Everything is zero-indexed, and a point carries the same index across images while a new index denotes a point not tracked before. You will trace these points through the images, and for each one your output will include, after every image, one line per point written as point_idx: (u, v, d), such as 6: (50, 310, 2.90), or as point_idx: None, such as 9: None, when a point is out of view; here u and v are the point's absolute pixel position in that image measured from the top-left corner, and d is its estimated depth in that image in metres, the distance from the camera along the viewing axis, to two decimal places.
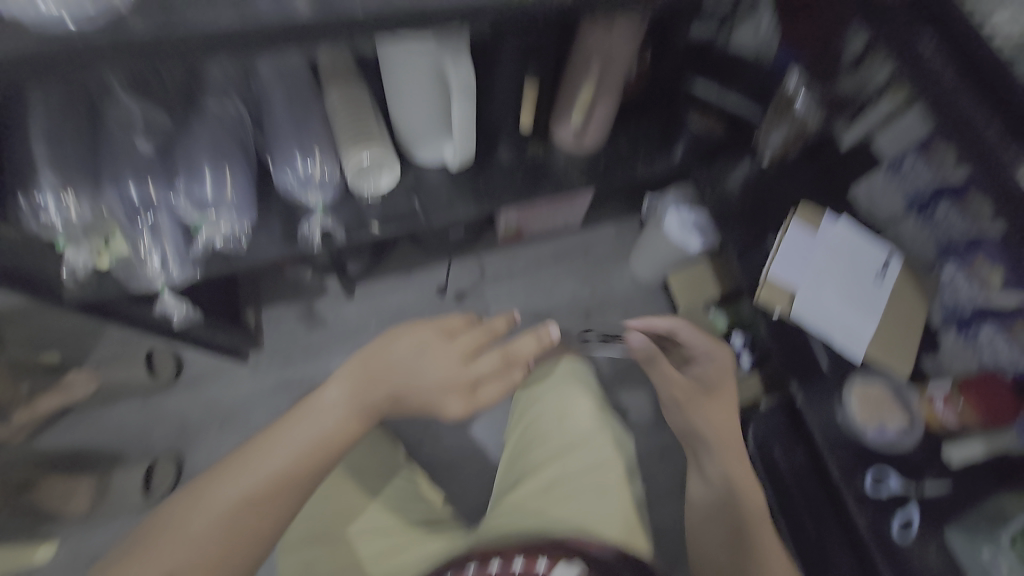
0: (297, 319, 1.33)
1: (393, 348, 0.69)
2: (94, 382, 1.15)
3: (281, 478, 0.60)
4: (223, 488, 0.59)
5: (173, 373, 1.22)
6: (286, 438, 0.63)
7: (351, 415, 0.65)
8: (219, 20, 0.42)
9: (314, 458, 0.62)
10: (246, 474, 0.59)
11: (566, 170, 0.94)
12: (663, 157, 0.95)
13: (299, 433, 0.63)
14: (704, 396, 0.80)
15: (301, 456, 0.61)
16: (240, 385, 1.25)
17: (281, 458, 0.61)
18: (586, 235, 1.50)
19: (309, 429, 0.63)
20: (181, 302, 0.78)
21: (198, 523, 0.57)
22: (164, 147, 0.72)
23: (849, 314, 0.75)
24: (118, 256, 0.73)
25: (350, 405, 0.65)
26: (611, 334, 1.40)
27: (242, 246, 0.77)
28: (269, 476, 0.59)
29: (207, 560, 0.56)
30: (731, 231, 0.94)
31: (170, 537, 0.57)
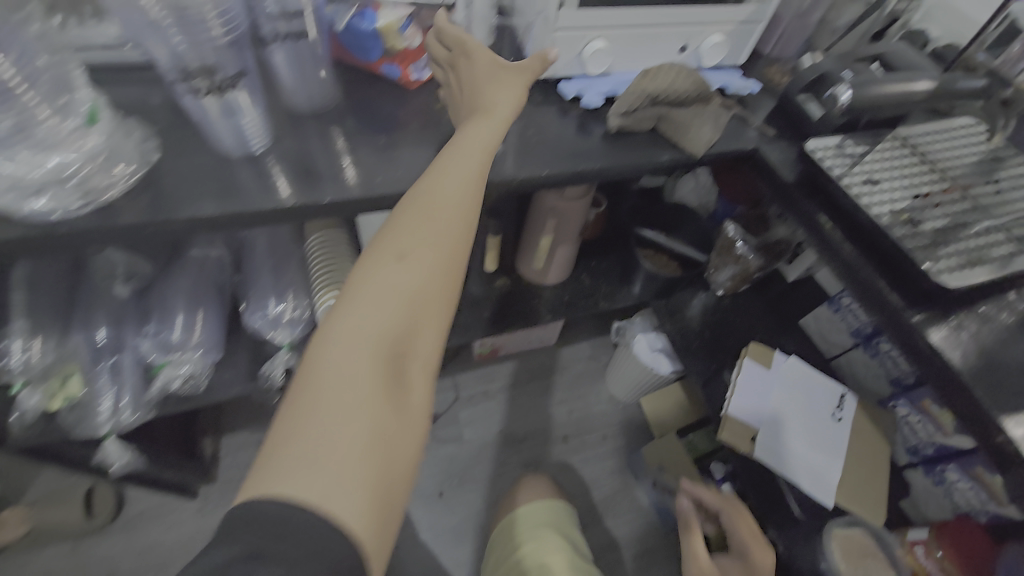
0: (259, 445, 1.26)
1: (510, 108, 0.54)
2: (19, 524, 1.04)
3: (438, 253, 0.44)
4: (389, 251, 0.43)
5: (111, 513, 1.11)
6: (365, 275, 0.42)
7: (483, 112, 0.53)
8: (200, 211, 0.49)
9: (422, 323, 0.41)
10: (390, 256, 0.42)
11: (532, 303, 0.99)
12: (623, 291, 1.03)
13: (437, 216, 0.45)
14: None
15: (443, 256, 0.44)
16: (183, 524, 1.13)
17: (431, 256, 0.43)
18: (561, 354, 1.52)
19: (445, 214, 0.45)
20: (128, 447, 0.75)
21: (364, 307, 0.40)
22: (142, 290, 0.78)
23: (816, 453, 0.73)
24: (72, 397, 0.69)
25: (438, 209, 0.46)
26: (588, 459, 1.35)
27: (201, 387, 0.76)
28: (429, 238, 0.44)
29: (390, 328, 0.40)
30: (693, 360, 0.97)
31: (318, 389, 0.36)
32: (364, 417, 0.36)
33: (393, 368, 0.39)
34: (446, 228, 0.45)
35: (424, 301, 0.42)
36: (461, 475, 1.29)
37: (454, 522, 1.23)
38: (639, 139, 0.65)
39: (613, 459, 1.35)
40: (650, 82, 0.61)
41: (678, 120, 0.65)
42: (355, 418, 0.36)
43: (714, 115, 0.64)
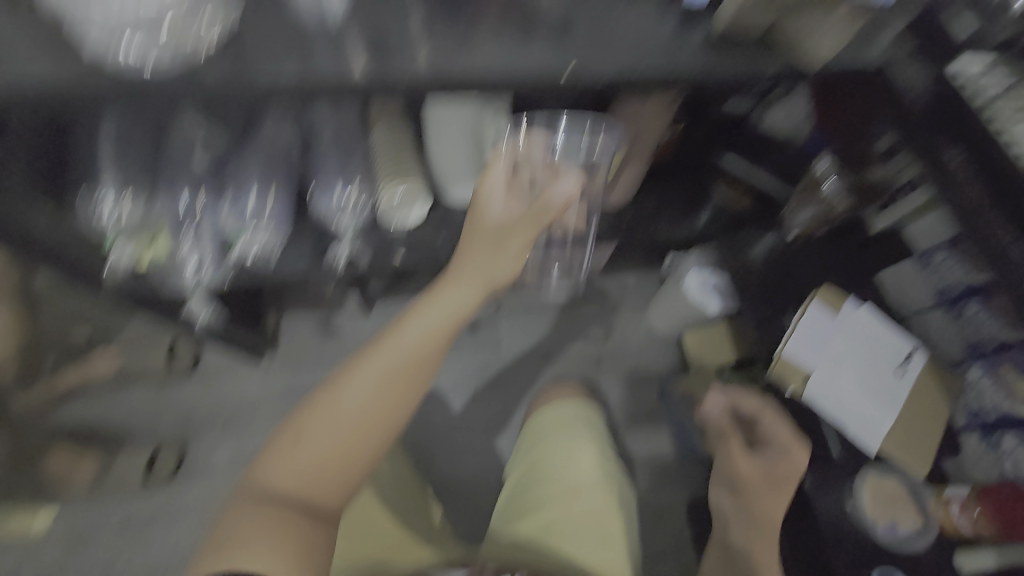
0: (313, 328, 1.36)
1: (524, 230, 0.67)
2: (115, 364, 1.20)
3: (399, 371, 0.64)
4: (367, 366, 0.65)
5: (190, 365, 1.25)
6: (377, 352, 0.65)
7: (462, 269, 0.68)
8: (281, 77, 0.47)
9: (410, 381, 0.65)
10: (377, 351, 0.66)
11: (590, 223, 0.96)
12: (687, 221, 0.98)
13: (433, 312, 0.66)
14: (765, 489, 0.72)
15: (416, 356, 0.65)
16: (249, 384, 1.28)
17: (419, 360, 0.65)
18: (606, 281, 1.51)
19: (420, 331, 0.66)
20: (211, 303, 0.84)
21: (358, 382, 0.64)
22: (218, 160, 0.77)
23: (865, 404, 0.73)
24: (159, 254, 0.77)
25: (439, 303, 0.67)
26: (619, 384, 1.39)
27: (275, 258, 0.83)
28: (401, 346, 0.65)
29: (365, 420, 0.64)
30: (752, 300, 0.94)
31: (287, 436, 0.65)
32: (350, 447, 0.64)
33: (363, 411, 0.64)
34: (452, 301, 0.66)
35: (391, 405, 0.65)
36: (496, 380, 1.37)
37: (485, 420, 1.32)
38: (746, 44, 0.55)
39: (643, 387, 1.39)
40: None
41: (800, 26, 0.53)
42: (335, 448, 0.63)
43: (849, 20, 0.53)
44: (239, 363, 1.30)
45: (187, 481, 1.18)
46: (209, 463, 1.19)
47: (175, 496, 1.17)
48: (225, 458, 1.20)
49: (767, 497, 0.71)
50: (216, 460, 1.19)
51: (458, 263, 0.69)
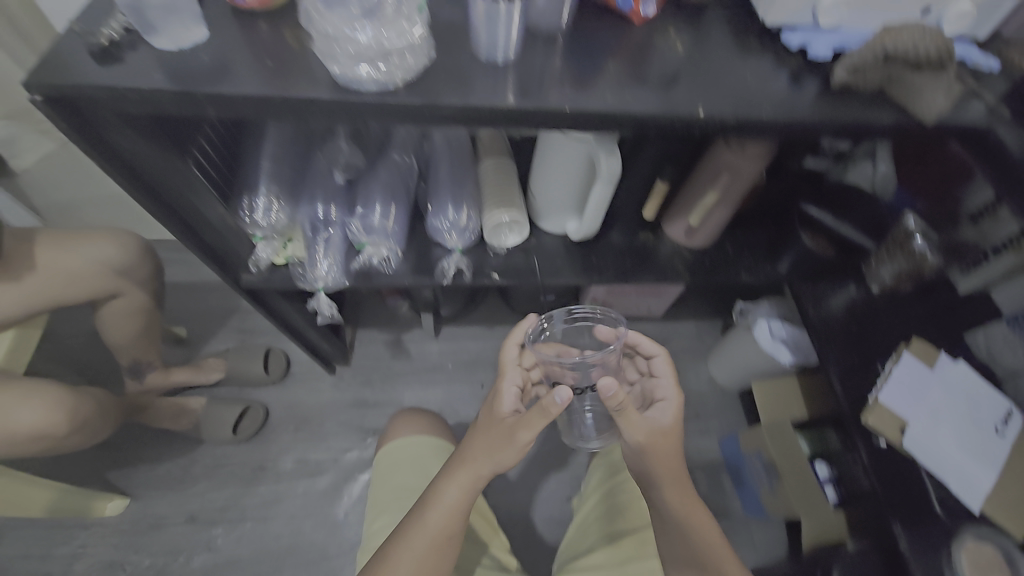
0: (384, 345, 1.43)
1: (534, 421, 0.60)
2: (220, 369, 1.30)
3: (430, 551, 0.60)
4: (398, 554, 0.60)
5: (282, 374, 1.34)
6: (403, 540, 0.61)
7: (474, 454, 0.63)
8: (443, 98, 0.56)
9: (441, 560, 0.60)
10: (408, 555, 0.59)
11: (672, 259, 1.00)
12: (767, 267, 1.01)
13: (454, 488, 0.62)
14: (667, 420, 0.67)
15: (454, 510, 0.61)
16: (321, 393, 1.34)
17: (452, 529, 0.61)
18: (666, 327, 1.52)
19: (442, 514, 0.61)
20: (332, 305, 0.91)
21: (394, 573, 0.59)
22: (351, 180, 0.89)
23: (968, 454, 0.73)
24: (292, 257, 0.87)
25: (466, 474, 0.62)
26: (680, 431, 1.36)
27: (390, 269, 0.90)
28: (426, 528, 0.61)
29: None
30: (837, 349, 0.95)
31: None
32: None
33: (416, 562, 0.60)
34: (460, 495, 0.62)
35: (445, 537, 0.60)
36: None
37: (540, 453, 1.33)
38: (845, 106, 0.63)
39: (704, 437, 1.35)
40: (890, 39, 0.58)
41: (912, 85, 0.61)
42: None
43: (950, 82, 0.60)
44: (313, 373, 1.37)
45: (255, 482, 1.21)
46: (276, 466, 1.23)
47: (242, 496, 1.19)
48: (290, 463, 1.24)
49: (663, 452, 0.66)
50: (282, 464, 1.24)
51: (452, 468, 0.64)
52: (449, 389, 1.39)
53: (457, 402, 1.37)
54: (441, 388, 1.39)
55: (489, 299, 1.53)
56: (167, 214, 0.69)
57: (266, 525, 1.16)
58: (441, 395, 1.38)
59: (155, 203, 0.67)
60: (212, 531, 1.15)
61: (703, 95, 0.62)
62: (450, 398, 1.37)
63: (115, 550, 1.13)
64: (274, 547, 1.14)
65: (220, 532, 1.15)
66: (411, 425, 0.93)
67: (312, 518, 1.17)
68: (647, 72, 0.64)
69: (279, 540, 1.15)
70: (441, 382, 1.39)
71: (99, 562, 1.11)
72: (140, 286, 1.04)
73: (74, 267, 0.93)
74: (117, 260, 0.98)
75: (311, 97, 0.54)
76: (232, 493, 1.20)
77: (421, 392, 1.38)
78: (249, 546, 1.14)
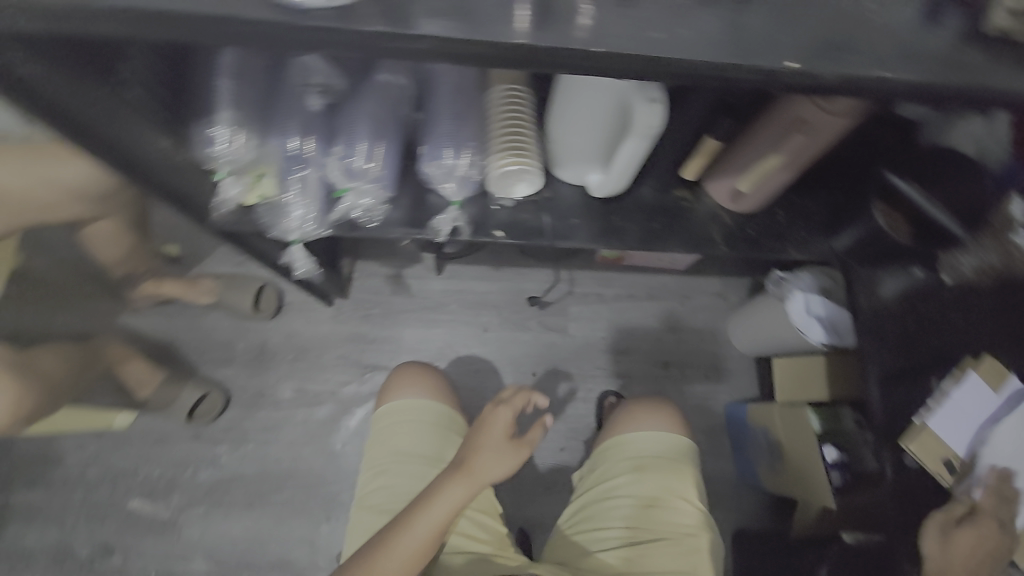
0: (385, 279, 1.35)
1: (483, 444, 0.79)
2: (212, 295, 1.24)
3: None
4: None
5: (275, 310, 1.28)
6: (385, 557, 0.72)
7: (461, 478, 0.77)
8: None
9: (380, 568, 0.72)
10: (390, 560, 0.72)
11: (708, 226, 0.85)
12: (822, 244, 0.89)
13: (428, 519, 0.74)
14: (501, 451, 0.79)
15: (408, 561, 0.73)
16: (319, 324, 1.30)
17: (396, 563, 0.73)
18: (688, 282, 1.39)
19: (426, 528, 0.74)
20: (309, 261, 0.81)
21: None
22: (332, 105, 0.74)
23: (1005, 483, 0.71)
24: (264, 197, 0.74)
25: (467, 483, 0.76)
26: (685, 395, 1.31)
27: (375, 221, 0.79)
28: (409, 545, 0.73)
29: None
30: (881, 348, 0.82)
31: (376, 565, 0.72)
32: None
33: None
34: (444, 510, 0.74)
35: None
36: (558, 364, 1.33)
37: (541, 401, 1.30)
38: (974, 62, 0.45)
39: (712, 400, 1.30)
40: None
41: None
42: None
43: None
44: (310, 303, 1.32)
45: (256, 408, 1.23)
46: (274, 395, 1.24)
47: (244, 419, 1.22)
48: (289, 392, 1.25)
49: (493, 465, 0.78)
50: (281, 393, 1.24)
51: (476, 454, 0.78)
52: (451, 329, 1.34)
53: (458, 344, 1.33)
54: (442, 328, 1.34)
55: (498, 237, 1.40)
56: (104, 150, 0.59)
57: (267, 448, 1.20)
58: (442, 336, 1.33)
59: (82, 144, 0.57)
60: (216, 450, 1.20)
61: (786, 27, 0.45)
62: (451, 340, 1.33)
63: (128, 460, 1.18)
64: (275, 471, 1.19)
65: (223, 451, 1.20)
66: (416, 386, 0.91)
67: (311, 446, 1.21)
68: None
69: (278, 464, 1.19)
70: (443, 322, 1.34)
71: (112, 470, 1.18)
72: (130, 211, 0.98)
73: (46, 197, 0.85)
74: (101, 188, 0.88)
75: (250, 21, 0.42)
76: (234, 416, 1.22)
77: (422, 331, 1.33)
78: (251, 466, 1.19)
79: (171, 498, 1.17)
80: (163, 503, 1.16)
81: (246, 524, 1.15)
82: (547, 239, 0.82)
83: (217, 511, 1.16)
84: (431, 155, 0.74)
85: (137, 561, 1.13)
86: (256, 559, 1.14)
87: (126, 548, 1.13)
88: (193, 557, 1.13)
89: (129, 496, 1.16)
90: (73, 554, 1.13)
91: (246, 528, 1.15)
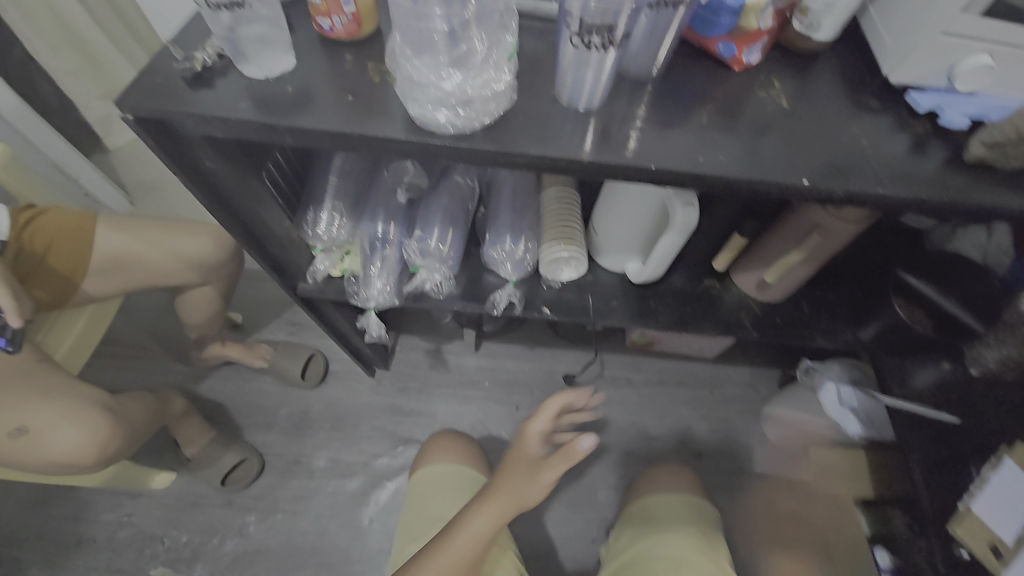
0: (425, 354, 1.43)
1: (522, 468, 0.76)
2: (266, 360, 1.32)
3: None
4: None
5: (320, 379, 1.35)
6: None
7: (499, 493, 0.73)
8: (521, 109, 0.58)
9: None
10: None
11: (737, 314, 0.93)
12: (847, 332, 0.93)
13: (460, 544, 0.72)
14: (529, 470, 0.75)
15: None
16: (359, 395, 1.36)
17: None
18: (717, 371, 1.42)
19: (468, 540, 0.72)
20: (380, 326, 0.90)
21: None
22: (413, 200, 0.89)
23: None
24: (349, 271, 0.86)
25: (497, 506, 0.73)
26: (719, 488, 1.28)
27: (442, 294, 0.89)
28: None
29: None
30: (920, 437, 0.84)
31: None
32: None
33: None
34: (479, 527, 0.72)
35: None
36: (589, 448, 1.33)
37: (572, 486, 1.28)
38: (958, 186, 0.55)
39: (748, 496, 1.27)
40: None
41: None
42: None
43: None
44: (353, 374, 1.38)
45: (290, 475, 1.24)
46: (309, 463, 1.26)
47: (276, 487, 1.23)
48: (324, 460, 1.27)
49: (521, 484, 0.74)
50: (316, 461, 1.26)
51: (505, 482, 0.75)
52: (485, 406, 1.37)
53: (490, 422, 1.35)
54: (475, 405, 1.37)
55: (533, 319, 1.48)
56: (235, 224, 0.72)
57: (295, 520, 1.20)
58: (475, 412, 1.36)
59: (223, 219, 0.70)
60: (246, 518, 1.19)
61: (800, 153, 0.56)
62: (484, 417, 1.35)
63: (157, 524, 1.18)
64: (300, 544, 1.17)
65: (252, 520, 1.19)
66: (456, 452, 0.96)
67: (339, 520, 1.20)
68: (742, 128, 0.58)
69: (304, 538, 1.18)
70: (476, 399, 1.38)
71: (141, 533, 1.17)
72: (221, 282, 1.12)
73: (162, 265, 1.00)
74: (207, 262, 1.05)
75: (383, 135, 0.54)
76: (267, 483, 1.23)
77: (456, 406, 1.37)
78: (277, 538, 1.18)
79: (194, 569, 1.14)
80: (185, 574, 1.14)
81: None
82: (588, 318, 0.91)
83: None
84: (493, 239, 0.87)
85: None
86: None
87: None
88: None
89: (153, 564, 1.14)
90: None
91: None
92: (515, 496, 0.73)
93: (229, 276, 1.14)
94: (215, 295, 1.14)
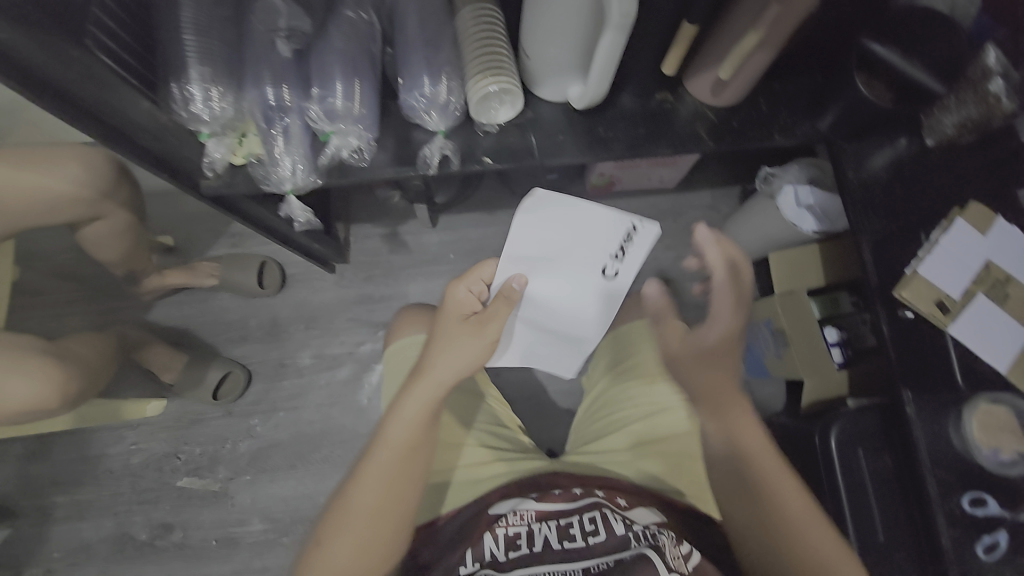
0: (381, 239, 1.36)
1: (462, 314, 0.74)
2: (214, 276, 1.24)
3: (390, 467, 0.65)
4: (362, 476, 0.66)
5: (278, 285, 1.29)
6: (369, 456, 0.66)
7: (446, 338, 0.72)
8: None
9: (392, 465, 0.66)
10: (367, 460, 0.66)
11: (693, 125, 0.86)
12: (806, 124, 0.87)
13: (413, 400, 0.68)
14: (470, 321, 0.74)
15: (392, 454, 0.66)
16: (325, 292, 1.32)
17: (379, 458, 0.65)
18: (679, 199, 1.40)
19: (404, 425, 0.67)
20: (304, 209, 0.82)
21: (361, 484, 0.65)
22: (300, 51, 0.72)
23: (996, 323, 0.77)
24: (252, 155, 0.76)
25: (430, 378, 0.69)
26: (687, 307, 1.35)
27: (365, 160, 0.79)
28: (389, 442, 0.67)
29: (375, 512, 0.64)
30: (870, 217, 0.85)
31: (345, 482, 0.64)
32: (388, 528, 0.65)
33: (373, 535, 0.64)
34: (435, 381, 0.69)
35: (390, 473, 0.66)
36: None
37: None
38: None
39: None
40: None
41: None
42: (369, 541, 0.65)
43: None
44: (312, 273, 1.33)
45: (279, 378, 1.27)
46: (295, 363, 1.28)
47: (269, 390, 1.26)
48: (308, 358, 1.28)
49: (460, 332, 0.73)
50: (301, 360, 1.28)
51: (433, 348, 0.72)
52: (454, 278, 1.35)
53: None
54: (445, 278, 1.35)
55: (487, 182, 1.39)
56: (79, 114, 0.60)
57: (298, 414, 1.25)
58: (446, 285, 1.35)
59: (63, 112, 0.59)
60: (250, 422, 1.25)
61: None
62: None
63: (167, 444, 1.23)
64: (309, 432, 1.24)
65: (257, 422, 1.25)
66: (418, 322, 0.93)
67: (339, 405, 1.26)
68: None
69: (311, 426, 1.24)
70: (444, 273, 1.35)
71: (154, 455, 1.23)
72: (122, 206, 0.98)
73: (42, 199, 0.85)
74: (92, 183, 0.90)
75: None
76: (259, 389, 1.26)
77: (426, 284, 1.35)
78: (286, 432, 1.24)
79: (218, 471, 1.22)
80: (211, 477, 1.22)
81: (293, 484, 1.21)
82: (535, 159, 0.83)
83: (262, 476, 1.22)
84: (408, 84, 0.74)
85: (197, 531, 1.19)
86: (307, 513, 1.20)
87: (185, 523, 1.20)
88: (249, 519, 1.20)
89: (177, 476, 1.22)
90: (136, 535, 1.19)
91: (294, 487, 1.21)
92: (464, 341, 0.72)
93: (129, 195, 0.99)
94: (124, 221, 1.01)
